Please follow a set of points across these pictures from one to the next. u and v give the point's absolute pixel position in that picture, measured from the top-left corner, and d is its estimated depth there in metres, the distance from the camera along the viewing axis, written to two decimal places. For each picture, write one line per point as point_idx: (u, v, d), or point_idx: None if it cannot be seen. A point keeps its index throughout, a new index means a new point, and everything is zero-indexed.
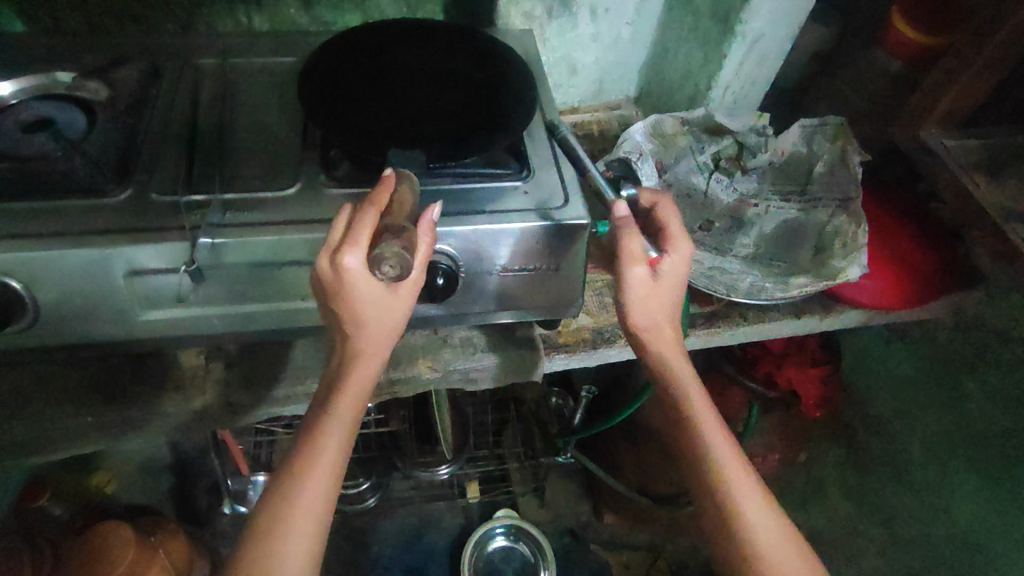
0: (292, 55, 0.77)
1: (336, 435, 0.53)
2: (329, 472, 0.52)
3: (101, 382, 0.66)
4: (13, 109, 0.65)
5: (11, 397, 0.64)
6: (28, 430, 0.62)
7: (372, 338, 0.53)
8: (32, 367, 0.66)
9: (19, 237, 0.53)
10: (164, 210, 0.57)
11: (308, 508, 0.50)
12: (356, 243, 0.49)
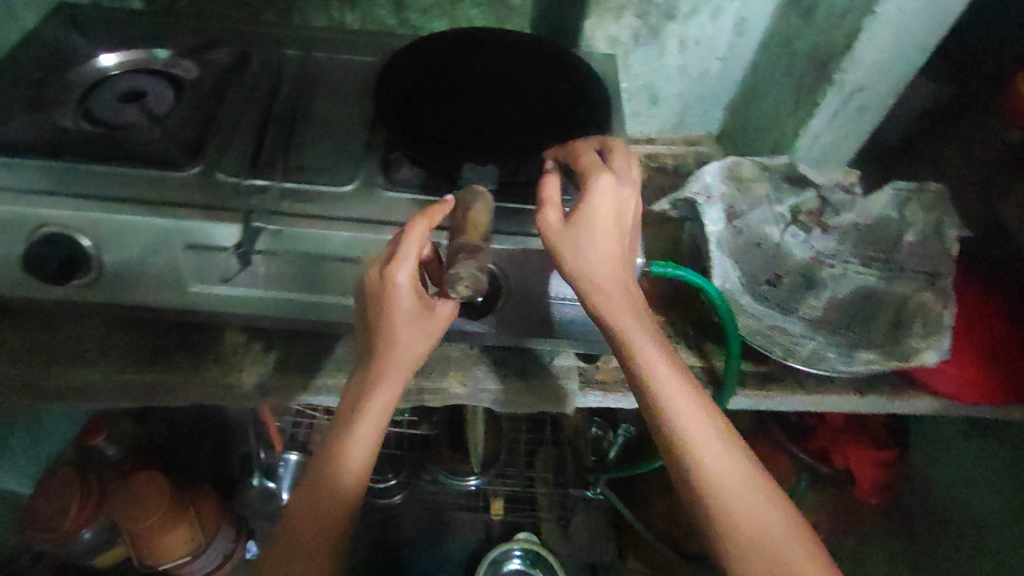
0: (372, 56, 0.78)
1: (357, 452, 0.51)
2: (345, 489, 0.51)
3: (150, 343, 0.69)
4: (116, 79, 0.70)
5: (70, 343, 0.68)
6: (76, 377, 0.66)
7: (398, 364, 0.52)
8: (94, 319, 0.70)
9: (96, 199, 0.57)
10: (228, 190, 0.60)
11: (319, 531, 0.50)
12: (406, 257, 0.50)
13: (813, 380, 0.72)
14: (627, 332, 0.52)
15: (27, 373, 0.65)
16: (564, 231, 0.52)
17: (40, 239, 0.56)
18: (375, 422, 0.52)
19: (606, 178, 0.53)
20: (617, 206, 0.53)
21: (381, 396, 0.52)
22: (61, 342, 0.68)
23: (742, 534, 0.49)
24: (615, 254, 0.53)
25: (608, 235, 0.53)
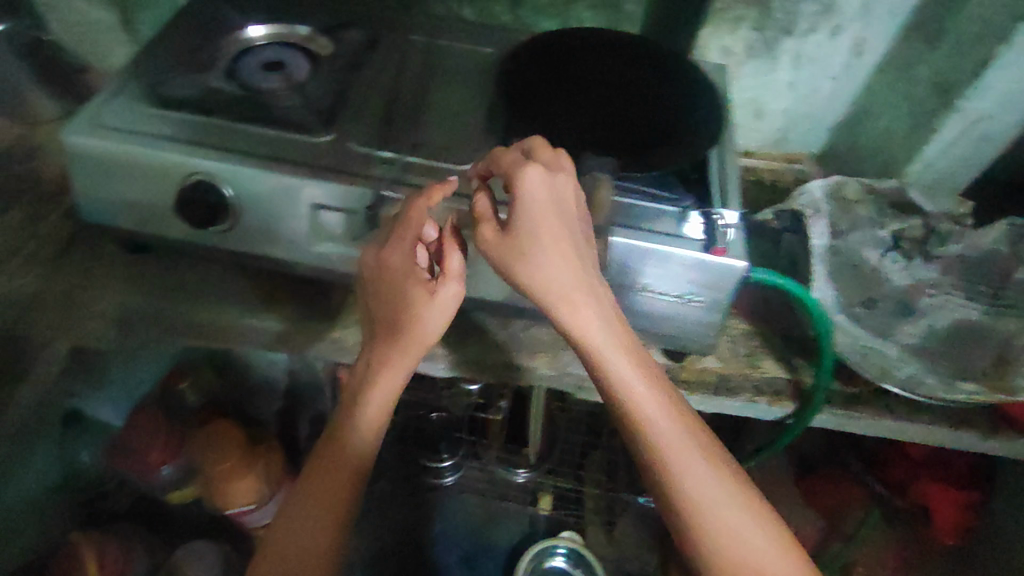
0: (492, 47, 0.82)
1: (361, 425, 0.59)
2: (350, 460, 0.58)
3: (265, 293, 0.75)
4: (260, 50, 0.77)
5: (194, 283, 0.75)
6: (198, 316, 0.72)
7: (408, 345, 0.59)
8: (215, 266, 0.76)
9: (240, 154, 0.63)
10: (357, 158, 0.64)
11: (322, 497, 0.57)
12: (401, 240, 0.58)
13: (903, 406, 0.71)
14: (590, 340, 0.55)
15: (158, 306, 0.72)
16: (505, 247, 0.55)
17: (191, 185, 0.63)
18: (379, 401, 0.59)
19: (534, 173, 0.54)
20: (556, 203, 0.55)
21: (387, 373, 0.59)
22: (189, 282, 0.75)
23: (707, 521, 0.52)
24: (567, 258, 0.55)
25: (556, 239, 0.55)
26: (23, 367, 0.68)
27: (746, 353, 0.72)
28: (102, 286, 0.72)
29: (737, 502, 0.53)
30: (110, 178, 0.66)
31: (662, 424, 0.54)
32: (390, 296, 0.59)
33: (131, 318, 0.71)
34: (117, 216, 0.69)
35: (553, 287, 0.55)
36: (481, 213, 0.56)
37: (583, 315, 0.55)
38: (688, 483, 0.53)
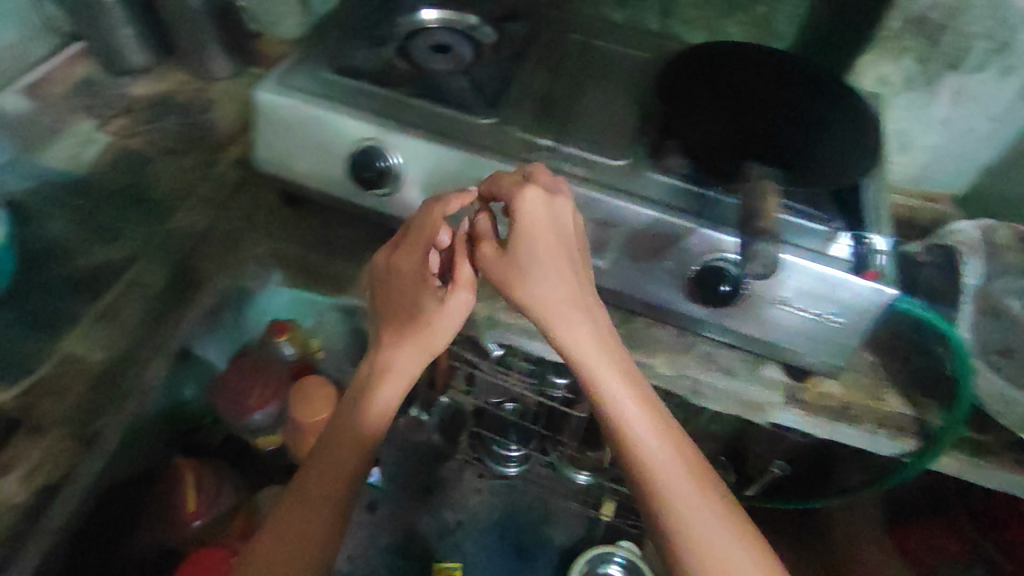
0: (645, 51, 0.84)
1: (370, 417, 0.61)
2: (350, 452, 0.59)
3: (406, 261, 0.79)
4: (429, 33, 0.81)
5: (342, 242, 0.79)
6: (344, 272, 0.76)
7: (411, 346, 0.63)
8: (361, 228, 0.80)
9: (414, 127, 0.68)
10: (520, 144, 0.67)
11: (316, 484, 0.57)
12: (410, 248, 0.64)
13: None
14: (580, 354, 0.57)
15: (312, 256, 0.77)
16: (501, 262, 0.59)
17: (363, 151, 0.68)
18: (383, 399, 0.62)
19: (532, 190, 0.57)
20: (552, 218, 0.58)
21: (390, 372, 0.62)
22: (339, 237, 0.79)
23: (689, 544, 0.51)
24: (563, 273, 0.58)
25: (550, 253, 0.58)
26: (195, 292, 0.74)
27: (871, 385, 0.70)
28: (264, 233, 0.79)
29: (726, 531, 0.51)
30: (290, 143, 0.72)
31: (655, 446, 0.54)
32: (399, 299, 0.65)
33: (290, 266, 0.76)
34: (287, 171, 0.75)
35: (547, 300, 0.58)
36: (481, 235, 0.61)
37: (575, 329, 0.57)
38: (673, 502, 0.52)
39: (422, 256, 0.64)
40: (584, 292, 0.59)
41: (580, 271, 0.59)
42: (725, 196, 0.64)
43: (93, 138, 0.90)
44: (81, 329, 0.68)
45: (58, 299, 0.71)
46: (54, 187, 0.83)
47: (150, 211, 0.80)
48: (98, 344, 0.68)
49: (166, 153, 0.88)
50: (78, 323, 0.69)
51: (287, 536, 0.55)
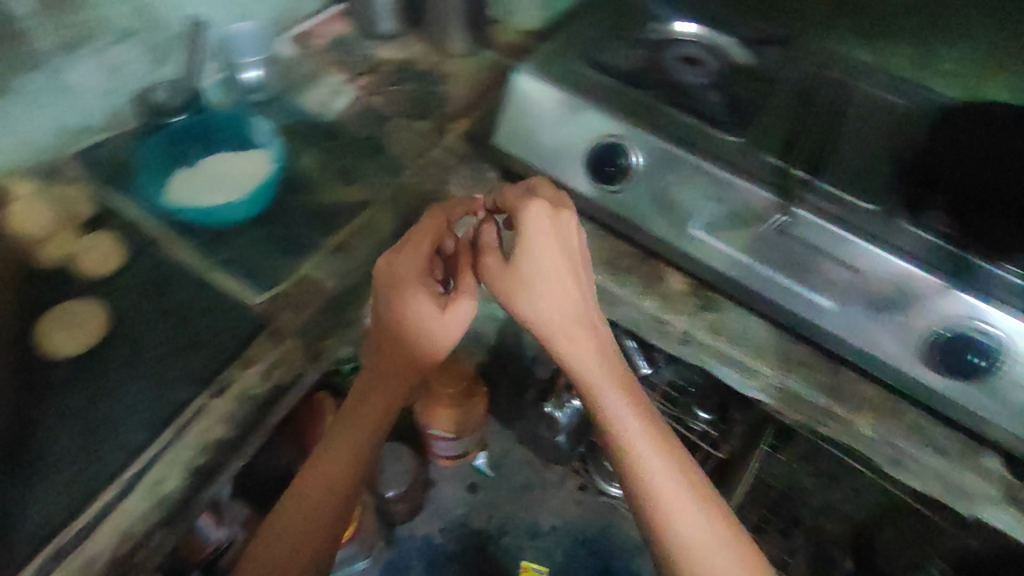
0: (902, 96, 0.78)
1: (371, 407, 0.64)
2: (358, 435, 0.64)
3: (612, 259, 0.76)
4: (681, 45, 0.82)
5: None
6: None
7: (413, 350, 0.64)
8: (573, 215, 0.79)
9: (665, 134, 0.70)
10: (770, 169, 0.67)
11: (328, 464, 0.63)
12: (415, 251, 0.65)
13: None
14: (580, 370, 0.63)
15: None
16: (505, 273, 0.64)
17: (605, 148, 0.71)
18: (385, 397, 0.65)
19: (538, 206, 0.62)
20: (561, 235, 0.63)
21: (389, 368, 0.65)
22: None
23: (682, 550, 0.58)
24: (569, 296, 0.62)
25: (553, 267, 0.62)
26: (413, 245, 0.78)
27: None
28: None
29: (721, 542, 0.58)
30: (532, 131, 0.76)
31: (653, 458, 0.60)
32: (401, 304, 0.63)
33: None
34: (528, 156, 0.77)
35: (548, 316, 0.62)
36: (487, 245, 0.67)
37: (580, 350, 0.62)
38: (664, 506, 0.59)
39: (426, 255, 0.65)
40: (585, 305, 0.63)
41: (582, 284, 0.64)
42: (1013, 275, 0.61)
43: (341, 89, 1.00)
44: (319, 257, 0.76)
45: (302, 225, 0.79)
46: (307, 127, 0.93)
47: (385, 165, 0.88)
48: (330, 274, 0.74)
49: (402, 116, 0.96)
50: (317, 251, 0.76)
51: (305, 502, 0.61)
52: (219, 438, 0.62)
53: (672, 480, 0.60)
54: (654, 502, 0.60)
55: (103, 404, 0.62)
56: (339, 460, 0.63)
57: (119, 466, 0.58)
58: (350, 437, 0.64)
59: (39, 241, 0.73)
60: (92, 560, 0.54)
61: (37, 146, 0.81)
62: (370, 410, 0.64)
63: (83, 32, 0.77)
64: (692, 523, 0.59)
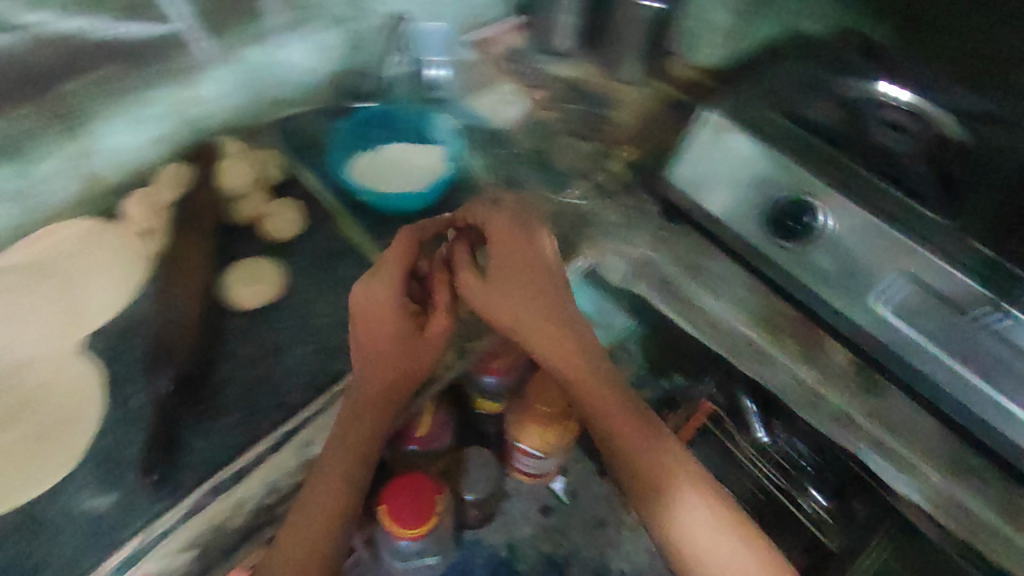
0: None
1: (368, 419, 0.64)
2: (360, 442, 0.63)
3: (773, 320, 0.73)
4: (890, 108, 0.77)
5: (716, 278, 0.76)
6: (715, 305, 0.75)
7: (393, 363, 0.65)
8: (739, 268, 0.77)
9: (866, 204, 0.67)
10: (978, 258, 0.65)
11: (337, 464, 0.62)
12: (389, 276, 0.66)
13: None
14: (562, 366, 0.70)
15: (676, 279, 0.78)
16: (480, 287, 0.69)
17: (797, 205, 0.70)
18: (378, 404, 0.65)
19: (501, 215, 0.72)
20: (532, 244, 0.71)
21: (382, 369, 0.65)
22: (713, 271, 0.77)
23: (692, 541, 0.65)
24: (539, 299, 0.69)
25: (529, 274, 0.70)
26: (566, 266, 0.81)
27: None
28: (639, 239, 0.81)
29: (734, 541, 0.65)
30: (718, 175, 0.75)
31: (639, 449, 0.69)
32: (379, 323, 0.66)
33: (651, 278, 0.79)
34: (699, 195, 0.76)
35: (526, 323, 0.69)
36: (458, 267, 0.71)
37: (562, 349, 0.70)
38: (671, 503, 0.67)
39: (398, 280, 0.66)
40: (558, 309, 0.70)
41: (549, 282, 0.70)
42: None
43: (512, 100, 1.01)
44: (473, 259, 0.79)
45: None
46: (477, 132, 0.96)
47: (546, 181, 0.90)
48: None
49: (567, 135, 0.97)
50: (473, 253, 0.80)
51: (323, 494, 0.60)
52: None
53: (674, 478, 0.68)
54: (666, 502, 0.67)
55: (270, 360, 0.69)
56: (349, 459, 0.62)
57: (276, 420, 0.66)
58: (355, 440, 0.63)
59: (236, 199, 0.79)
60: (241, 504, 0.60)
61: (242, 110, 0.87)
62: (367, 413, 0.65)
63: (306, 16, 0.83)
64: (699, 519, 0.66)
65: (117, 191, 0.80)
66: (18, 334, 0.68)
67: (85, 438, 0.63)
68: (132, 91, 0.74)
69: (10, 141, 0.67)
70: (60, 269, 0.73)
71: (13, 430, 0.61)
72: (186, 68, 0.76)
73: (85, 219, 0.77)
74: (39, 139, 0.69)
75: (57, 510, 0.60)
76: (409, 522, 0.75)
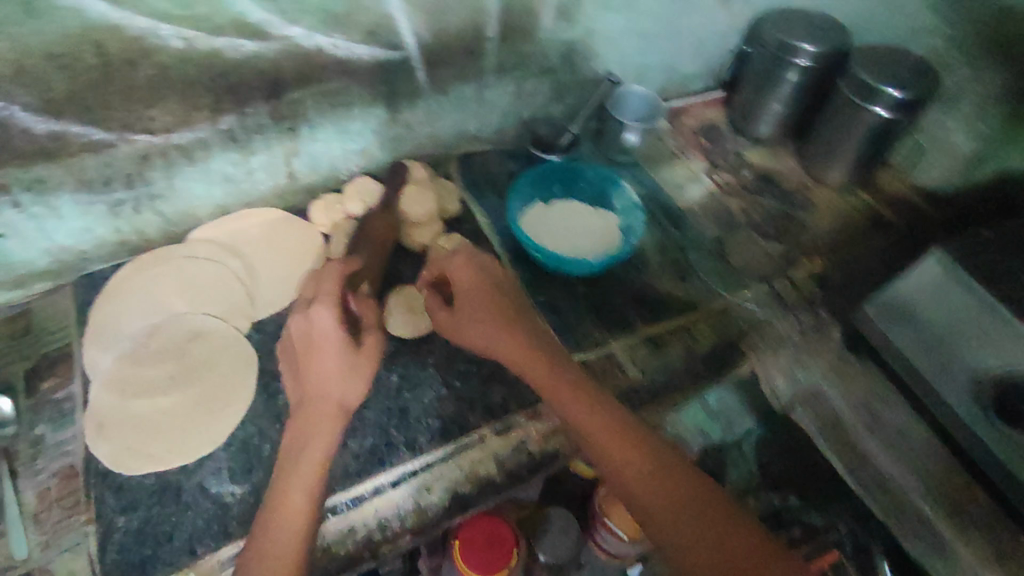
0: None
1: (306, 465, 0.56)
2: (304, 486, 0.55)
3: (960, 500, 0.66)
4: None
5: (897, 433, 0.70)
6: (890, 466, 0.69)
7: (324, 389, 0.60)
8: (928, 428, 0.69)
9: None
10: None
11: (291, 500, 0.54)
12: (327, 300, 0.64)
13: None
14: (555, 386, 0.63)
15: (847, 421, 0.73)
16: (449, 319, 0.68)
17: None
18: (319, 440, 0.58)
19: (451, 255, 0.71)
20: (487, 281, 0.69)
21: (319, 404, 0.59)
22: (889, 421, 0.71)
23: None
24: (500, 328, 0.66)
25: (487, 305, 0.67)
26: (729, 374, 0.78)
27: None
28: (815, 366, 0.77)
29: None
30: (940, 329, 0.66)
31: (655, 477, 0.57)
32: (312, 352, 0.62)
33: (815, 414, 0.75)
34: (912, 340, 0.68)
35: (491, 343, 0.65)
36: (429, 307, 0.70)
37: (545, 369, 0.64)
38: (701, 544, 0.53)
39: (339, 306, 0.63)
40: (521, 328, 0.66)
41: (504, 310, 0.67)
42: None
43: (698, 178, 0.97)
44: (632, 341, 0.78)
45: (625, 308, 0.80)
46: (660, 209, 0.92)
47: (721, 275, 0.86)
48: (639, 367, 0.76)
49: (751, 228, 0.92)
50: (634, 335, 0.78)
51: (288, 506, 0.54)
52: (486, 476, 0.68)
53: (691, 503, 0.55)
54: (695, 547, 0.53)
55: (409, 393, 0.72)
56: (300, 502, 0.54)
57: (403, 458, 0.68)
58: (304, 479, 0.56)
59: (412, 225, 0.80)
60: (353, 529, 0.64)
61: (436, 139, 0.89)
62: (310, 445, 0.57)
63: (519, 63, 0.85)
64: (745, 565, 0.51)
65: (310, 190, 0.85)
66: (205, 304, 0.75)
67: (237, 417, 0.68)
68: (350, 106, 0.78)
69: (241, 131, 0.73)
70: (250, 253, 0.80)
71: (186, 392, 0.68)
72: (402, 93, 0.80)
73: (274, 210, 0.83)
74: (262, 134, 0.75)
75: (196, 485, 0.63)
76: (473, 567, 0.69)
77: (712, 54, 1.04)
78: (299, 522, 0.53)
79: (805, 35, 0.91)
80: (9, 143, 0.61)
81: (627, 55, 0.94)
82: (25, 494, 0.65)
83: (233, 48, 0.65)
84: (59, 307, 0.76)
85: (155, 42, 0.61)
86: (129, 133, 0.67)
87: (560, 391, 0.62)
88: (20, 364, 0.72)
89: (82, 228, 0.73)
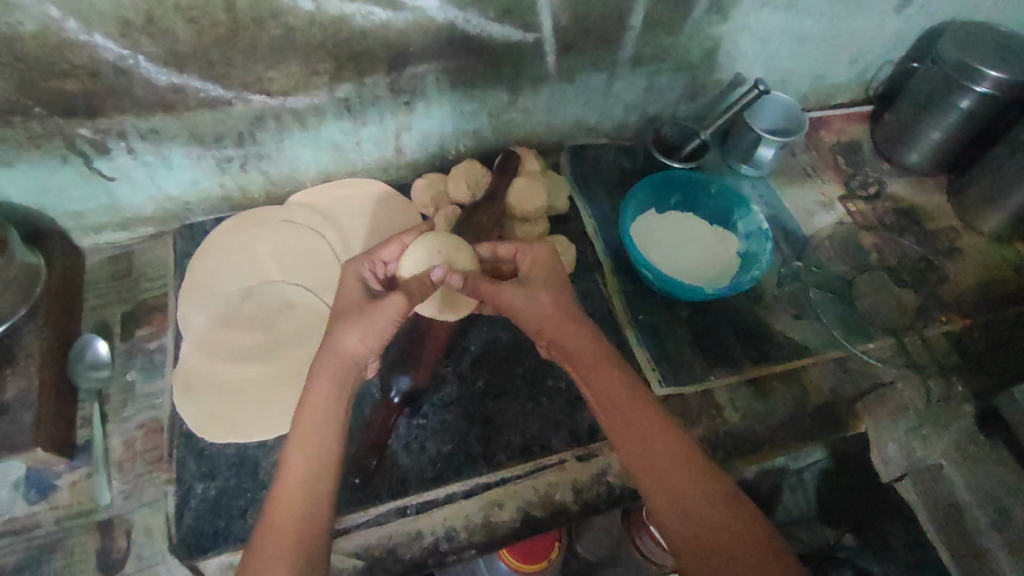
0: None
1: (315, 424, 0.52)
2: (310, 442, 0.51)
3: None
4: None
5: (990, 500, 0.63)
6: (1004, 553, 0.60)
7: (328, 360, 0.55)
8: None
9: None
10: None
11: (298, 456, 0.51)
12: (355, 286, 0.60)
13: None
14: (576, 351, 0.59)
15: (965, 510, 0.64)
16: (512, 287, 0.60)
17: None
18: (322, 401, 0.54)
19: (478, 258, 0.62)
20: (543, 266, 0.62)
21: (319, 380, 0.54)
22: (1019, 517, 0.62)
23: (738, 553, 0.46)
24: (549, 298, 0.60)
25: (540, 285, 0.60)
26: (834, 431, 0.72)
27: None
28: (935, 441, 0.68)
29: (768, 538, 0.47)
30: None
31: (656, 442, 0.52)
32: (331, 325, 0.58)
33: (928, 493, 0.67)
34: None
35: (540, 301, 0.59)
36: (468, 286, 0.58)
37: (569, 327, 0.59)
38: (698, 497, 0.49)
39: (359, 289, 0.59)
40: (553, 297, 0.60)
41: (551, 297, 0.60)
42: None
43: (829, 204, 0.91)
44: (734, 381, 0.74)
45: (732, 343, 0.76)
46: (784, 234, 0.87)
47: (844, 321, 0.80)
48: (739, 410, 0.72)
49: (883, 270, 0.85)
50: (738, 374, 0.74)
51: (300, 468, 0.50)
52: (561, 502, 0.65)
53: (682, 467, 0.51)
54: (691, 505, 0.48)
55: (494, 402, 0.69)
56: (304, 459, 0.50)
57: (479, 470, 0.64)
58: (311, 436, 0.52)
59: (517, 220, 0.75)
60: (421, 534, 0.62)
61: (552, 127, 0.83)
62: (322, 399, 0.54)
63: (657, 56, 0.77)
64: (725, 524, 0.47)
65: (416, 166, 0.82)
66: (299, 275, 0.73)
67: None
68: (472, 86, 0.73)
69: (357, 101, 0.69)
70: (347, 225, 0.77)
71: (272, 364, 0.67)
72: (527, 77, 0.74)
73: (379, 183, 0.80)
74: (378, 106, 0.71)
75: (273, 463, 0.63)
76: (516, 557, 0.77)
77: (868, 65, 0.92)
78: (307, 483, 0.49)
79: (995, 59, 0.78)
80: (131, 92, 0.60)
81: (776, 57, 0.85)
82: (112, 440, 0.65)
83: (363, 16, 0.61)
84: (160, 253, 0.76)
85: (289, 3, 0.57)
86: (246, 92, 0.64)
87: (586, 349, 0.58)
88: (121, 307, 0.72)
89: (190, 180, 0.72)
